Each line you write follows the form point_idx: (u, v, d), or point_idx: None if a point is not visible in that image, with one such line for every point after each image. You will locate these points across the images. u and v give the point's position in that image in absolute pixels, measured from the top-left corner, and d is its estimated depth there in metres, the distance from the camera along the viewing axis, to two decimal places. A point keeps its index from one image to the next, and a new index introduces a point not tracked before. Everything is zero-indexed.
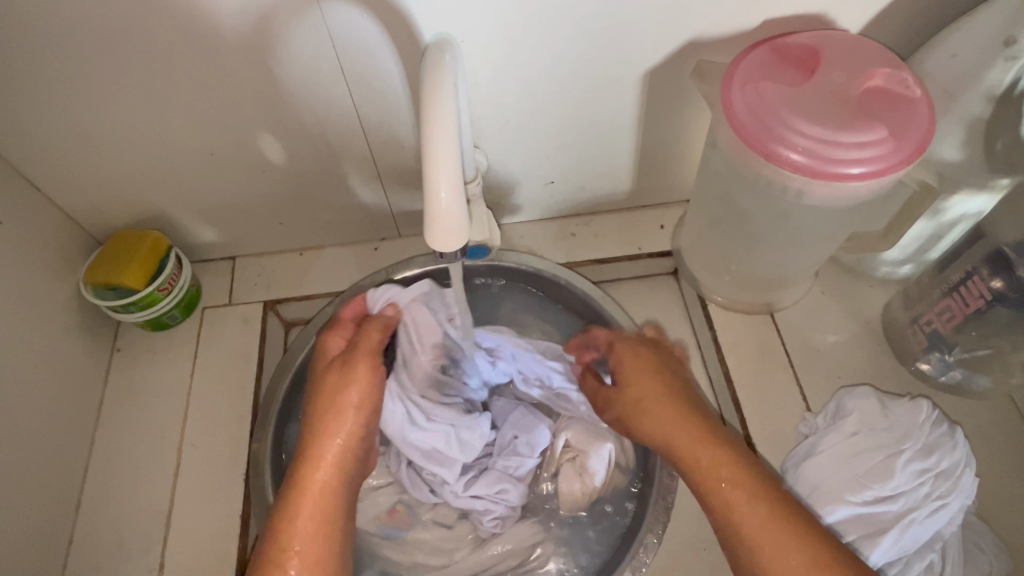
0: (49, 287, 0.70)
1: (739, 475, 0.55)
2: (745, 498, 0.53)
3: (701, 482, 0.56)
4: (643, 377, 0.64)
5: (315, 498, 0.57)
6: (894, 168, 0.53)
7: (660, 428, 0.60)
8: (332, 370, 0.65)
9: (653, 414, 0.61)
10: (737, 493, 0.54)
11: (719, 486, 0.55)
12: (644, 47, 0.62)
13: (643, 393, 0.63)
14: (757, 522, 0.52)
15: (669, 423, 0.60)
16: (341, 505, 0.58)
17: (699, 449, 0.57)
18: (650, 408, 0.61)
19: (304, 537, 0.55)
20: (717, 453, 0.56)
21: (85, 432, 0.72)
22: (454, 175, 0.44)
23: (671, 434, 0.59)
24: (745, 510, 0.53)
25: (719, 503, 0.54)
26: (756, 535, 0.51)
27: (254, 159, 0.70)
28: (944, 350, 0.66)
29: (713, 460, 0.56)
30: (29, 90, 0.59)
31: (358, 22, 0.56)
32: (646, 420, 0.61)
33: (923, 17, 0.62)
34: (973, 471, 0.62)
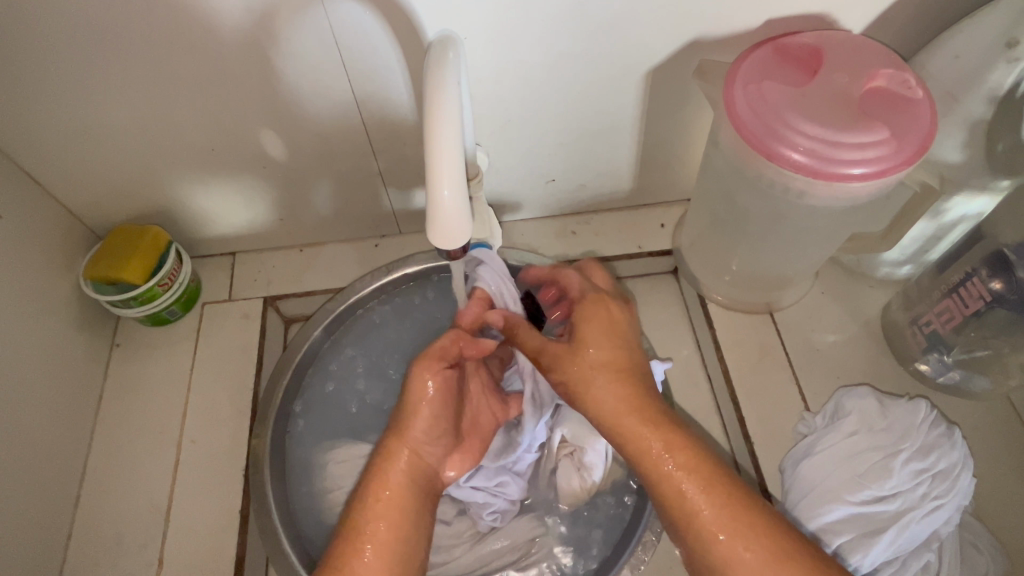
0: (49, 281, 0.70)
1: (690, 473, 0.53)
2: (704, 499, 0.52)
3: (660, 479, 0.54)
4: (603, 345, 0.57)
5: (387, 491, 0.58)
6: (894, 169, 0.53)
7: (607, 413, 0.56)
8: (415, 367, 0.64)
9: (593, 395, 0.56)
10: (694, 492, 0.52)
11: (673, 484, 0.53)
12: (646, 46, 0.62)
13: (585, 367, 0.57)
14: (726, 525, 0.50)
15: (628, 412, 0.55)
16: (416, 495, 0.59)
17: (655, 450, 0.54)
18: (596, 382, 0.56)
19: (377, 528, 0.55)
20: (675, 454, 0.53)
21: (84, 427, 0.72)
22: (457, 176, 0.44)
23: (618, 418, 0.56)
24: (703, 507, 0.51)
25: (676, 500, 0.53)
26: (713, 530, 0.51)
27: (255, 155, 0.70)
28: (942, 352, 0.67)
29: (671, 455, 0.54)
30: (28, 83, 0.59)
31: (361, 18, 0.56)
32: (590, 401, 0.57)
33: (926, 18, 0.62)
34: (970, 471, 0.63)
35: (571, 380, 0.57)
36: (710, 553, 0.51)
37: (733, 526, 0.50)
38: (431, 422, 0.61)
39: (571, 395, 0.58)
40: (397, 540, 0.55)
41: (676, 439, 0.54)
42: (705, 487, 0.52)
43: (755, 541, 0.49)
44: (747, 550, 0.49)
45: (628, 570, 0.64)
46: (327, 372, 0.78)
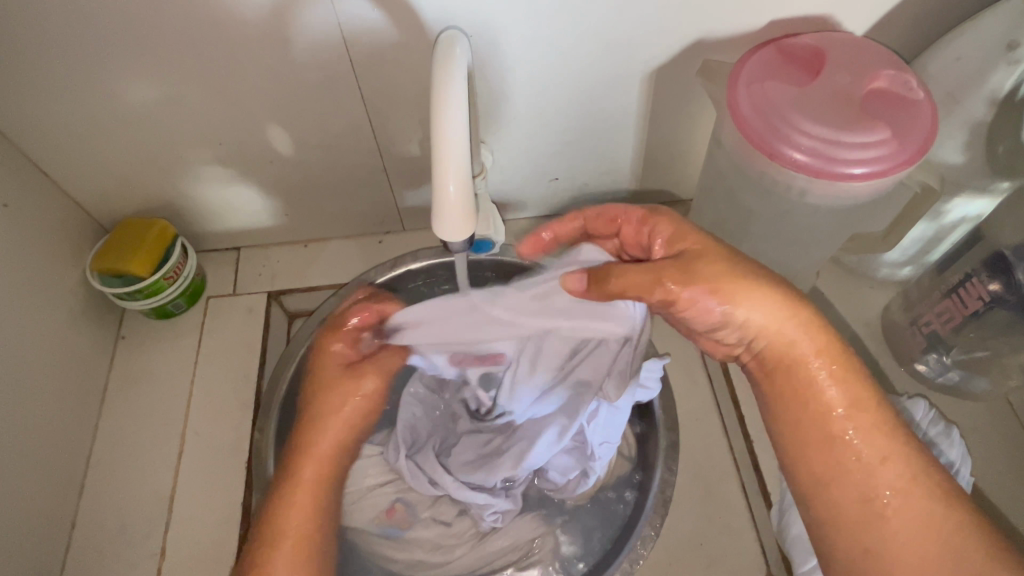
0: (56, 272, 0.71)
1: (847, 394, 0.50)
2: (863, 431, 0.50)
3: (812, 400, 0.51)
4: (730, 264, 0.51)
5: (314, 466, 0.61)
6: (895, 169, 0.53)
7: (776, 323, 0.50)
8: (337, 357, 0.66)
9: (760, 302, 0.50)
10: (858, 416, 0.50)
11: (827, 408, 0.51)
12: (651, 46, 0.63)
13: (726, 266, 0.51)
14: (885, 454, 0.49)
15: (795, 329, 0.51)
16: (330, 484, 0.62)
17: (818, 369, 0.51)
18: (755, 302, 0.50)
19: (302, 504, 0.59)
20: (834, 369, 0.51)
21: (89, 417, 0.73)
22: (463, 169, 0.45)
23: (783, 323, 0.50)
24: (867, 440, 0.50)
25: (831, 424, 0.50)
26: (870, 456, 0.50)
27: (263, 151, 0.71)
28: (941, 352, 0.67)
29: (827, 373, 0.51)
30: (41, 76, 0.60)
31: (369, 15, 0.57)
32: (757, 313, 0.50)
33: (927, 21, 0.63)
34: (968, 470, 0.62)
35: (724, 291, 0.50)
36: (867, 489, 0.49)
37: (892, 455, 0.49)
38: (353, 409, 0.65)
39: (728, 309, 0.50)
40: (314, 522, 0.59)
41: (836, 349, 0.51)
42: (866, 413, 0.50)
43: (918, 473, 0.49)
44: (898, 486, 0.49)
45: (628, 565, 0.63)
46: None
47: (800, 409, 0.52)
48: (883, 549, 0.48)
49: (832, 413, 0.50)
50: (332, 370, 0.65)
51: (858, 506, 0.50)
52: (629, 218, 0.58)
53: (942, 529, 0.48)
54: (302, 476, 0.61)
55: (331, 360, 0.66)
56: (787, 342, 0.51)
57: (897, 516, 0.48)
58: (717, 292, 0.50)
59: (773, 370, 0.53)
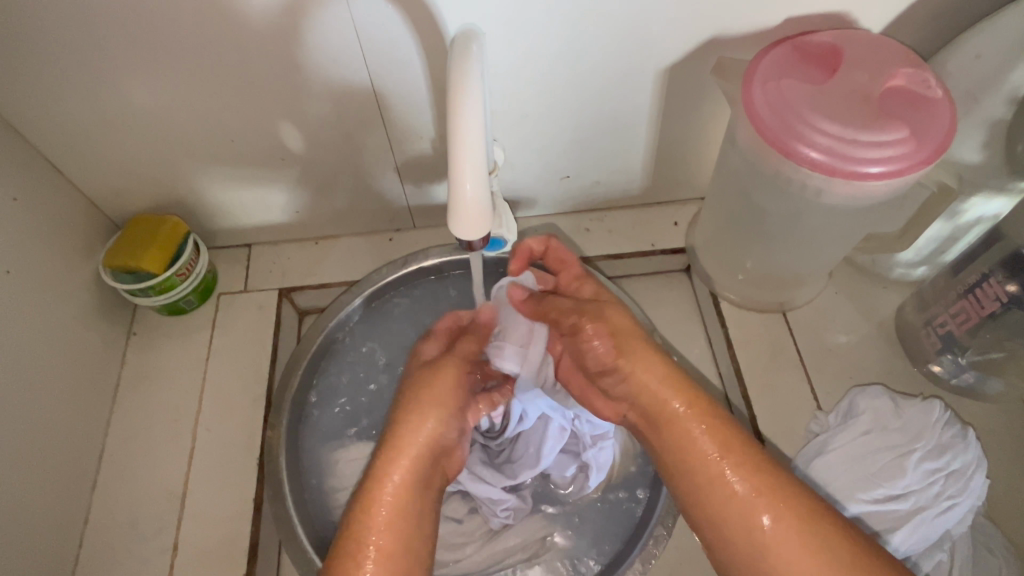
0: (68, 268, 0.71)
1: (720, 440, 0.56)
2: (741, 468, 0.55)
3: (691, 443, 0.57)
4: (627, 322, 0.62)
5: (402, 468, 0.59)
6: (913, 168, 0.53)
7: (651, 373, 0.60)
8: (426, 368, 0.64)
9: (638, 355, 0.60)
10: (731, 456, 0.55)
11: (703, 452, 0.56)
12: (665, 44, 0.62)
13: (628, 322, 0.62)
14: (759, 487, 0.54)
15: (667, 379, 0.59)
16: (417, 497, 0.59)
17: (686, 412, 0.58)
18: (643, 353, 0.60)
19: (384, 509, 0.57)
20: (700, 415, 0.58)
21: (101, 413, 0.73)
22: (480, 167, 0.45)
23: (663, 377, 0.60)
24: (741, 474, 0.54)
25: (710, 467, 0.56)
26: (745, 493, 0.54)
27: (274, 148, 0.71)
28: (956, 353, 0.66)
29: (698, 421, 0.58)
30: (55, 73, 0.60)
31: (382, 13, 0.57)
32: (636, 365, 0.60)
33: (946, 17, 0.62)
34: (984, 472, 0.62)
35: (617, 338, 0.61)
36: (744, 521, 0.53)
37: (764, 488, 0.53)
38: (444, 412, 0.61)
39: (615, 355, 0.61)
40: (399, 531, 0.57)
41: (703, 400, 0.58)
42: (735, 448, 0.56)
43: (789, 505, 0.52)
44: (769, 515, 0.52)
45: (640, 564, 0.64)
46: (343, 363, 0.79)
47: (681, 451, 0.58)
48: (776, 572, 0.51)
49: (709, 457, 0.56)
50: (436, 379, 0.63)
51: (745, 539, 0.53)
52: (572, 266, 0.69)
53: (820, 552, 0.50)
54: (386, 477, 0.58)
55: (432, 368, 0.64)
56: (665, 390, 0.59)
57: (777, 543, 0.51)
58: (611, 336, 0.61)
59: (659, 421, 0.60)
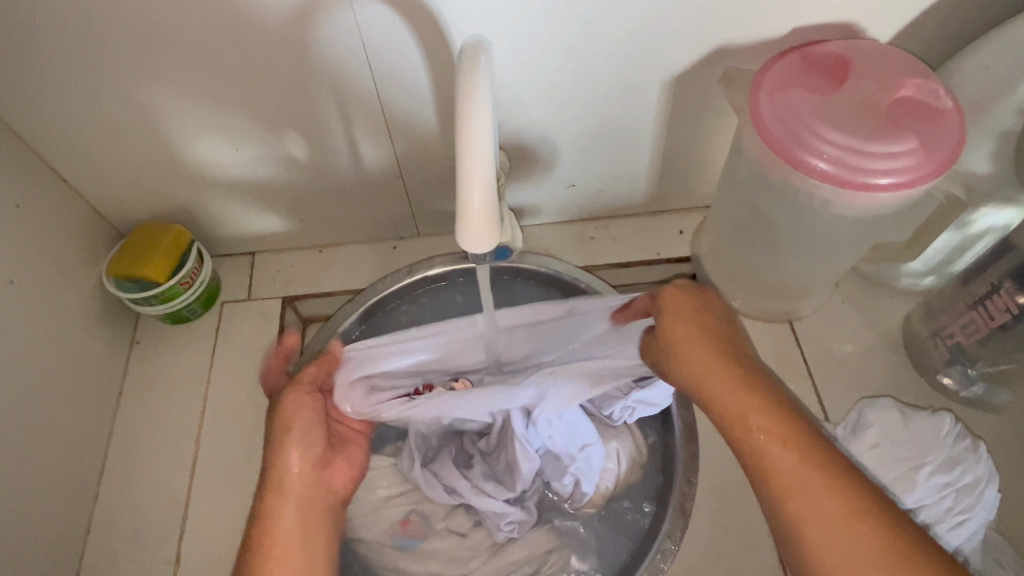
0: (71, 276, 0.71)
1: (782, 434, 0.48)
2: (800, 467, 0.47)
3: (750, 439, 0.49)
4: (687, 314, 0.55)
5: (290, 489, 0.59)
6: (922, 180, 0.52)
7: (698, 358, 0.53)
8: (295, 390, 0.63)
9: (686, 337, 0.54)
10: (775, 443, 0.48)
11: (764, 445, 0.48)
12: (671, 53, 0.62)
13: (693, 318, 0.55)
14: (802, 476, 0.46)
15: (714, 361, 0.52)
16: (312, 506, 0.60)
17: (748, 409, 0.50)
18: (690, 343, 0.54)
19: (280, 523, 0.57)
20: (761, 411, 0.49)
21: (104, 423, 0.73)
22: (488, 179, 0.44)
23: (709, 372, 0.52)
24: (805, 483, 0.46)
25: (763, 469, 0.48)
26: (807, 495, 0.46)
27: (278, 156, 0.70)
28: (965, 364, 0.66)
29: (764, 422, 0.49)
30: (60, 82, 0.60)
31: (388, 22, 0.57)
32: (689, 350, 0.54)
33: (953, 27, 0.62)
34: (995, 487, 0.60)
35: (675, 338, 0.55)
36: (789, 522, 0.46)
37: (834, 486, 0.45)
38: (304, 429, 0.62)
39: (678, 355, 0.54)
40: (304, 532, 0.58)
41: (753, 388, 0.51)
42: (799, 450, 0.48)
43: (842, 491, 0.45)
44: (828, 501, 0.45)
45: None
46: None
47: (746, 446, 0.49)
48: (815, 564, 0.45)
49: (771, 449, 0.48)
50: (302, 402, 0.62)
51: (796, 548, 0.46)
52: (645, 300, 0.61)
53: (870, 555, 0.43)
54: (280, 495, 0.58)
55: (291, 391, 0.63)
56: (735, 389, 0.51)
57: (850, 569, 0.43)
58: (672, 332, 0.55)
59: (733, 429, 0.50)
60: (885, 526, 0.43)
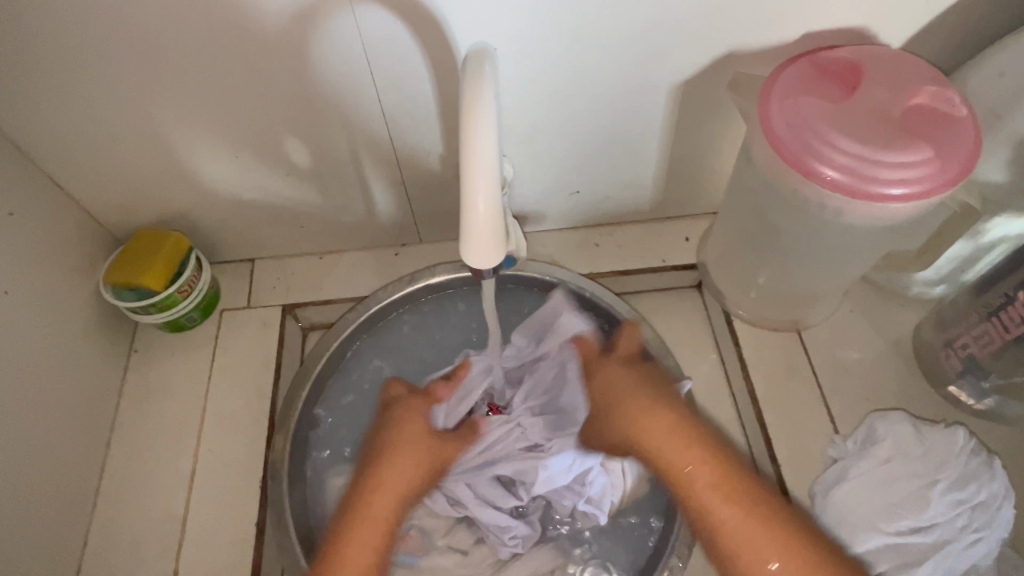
0: (69, 284, 0.70)
1: (724, 483, 0.58)
2: (735, 505, 0.57)
3: (693, 492, 0.59)
4: (623, 381, 0.66)
5: (370, 526, 0.61)
6: (938, 190, 0.51)
7: (650, 420, 0.62)
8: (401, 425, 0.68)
9: (634, 397, 0.64)
10: (718, 485, 0.58)
11: (705, 496, 0.58)
12: (679, 59, 0.61)
13: (630, 377, 0.67)
14: (741, 524, 0.56)
15: (663, 418, 0.62)
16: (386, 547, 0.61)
17: (701, 466, 0.59)
18: (637, 404, 0.64)
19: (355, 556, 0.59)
20: (710, 467, 0.59)
21: (101, 434, 0.72)
22: (493, 190, 0.43)
23: (655, 424, 0.62)
24: (727, 506, 0.57)
25: (709, 515, 0.58)
26: (732, 521, 0.57)
27: (279, 163, 0.69)
28: (979, 376, 0.64)
29: (693, 461, 0.60)
30: (56, 89, 0.59)
31: (391, 29, 0.56)
32: (628, 409, 0.64)
33: (967, 32, 0.60)
34: (1011, 504, 0.59)
35: (614, 395, 0.66)
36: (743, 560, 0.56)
37: (765, 516, 0.56)
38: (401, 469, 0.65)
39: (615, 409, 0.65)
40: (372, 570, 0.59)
41: (692, 431, 0.62)
42: (716, 477, 0.59)
43: (773, 525, 0.56)
44: (771, 536, 0.55)
45: None
46: (347, 381, 0.77)
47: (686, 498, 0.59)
48: None
49: (715, 493, 0.58)
50: (409, 433, 0.67)
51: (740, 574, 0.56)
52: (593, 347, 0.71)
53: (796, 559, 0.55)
54: (355, 532, 0.61)
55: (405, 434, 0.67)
56: (676, 444, 0.61)
57: None
58: (613, 392, 0.66)
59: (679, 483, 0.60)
60: (804, 544, 0.55)
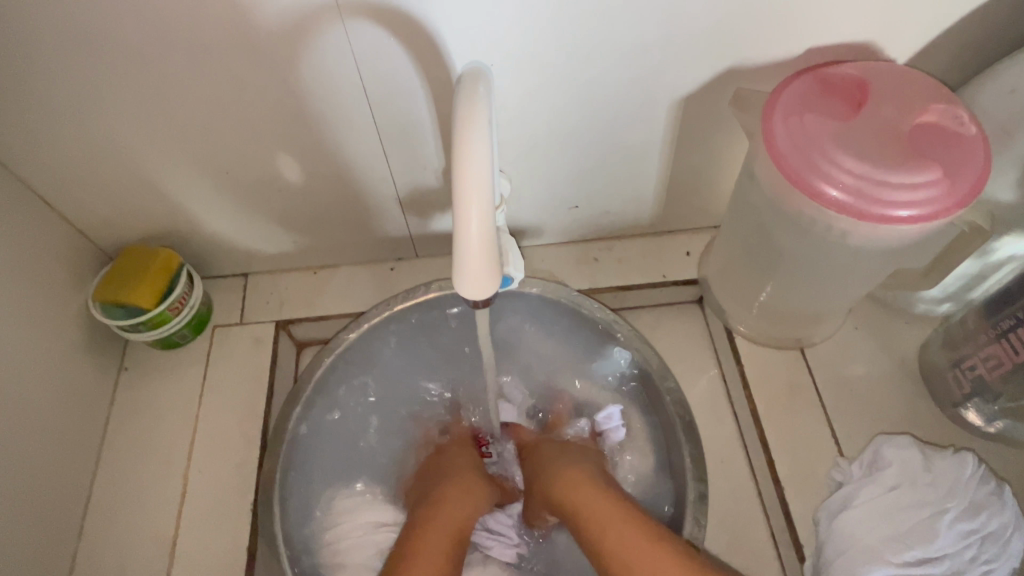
0: (57, 303, 0.68)
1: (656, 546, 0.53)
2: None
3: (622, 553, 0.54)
4: (549, 451, 0.70)
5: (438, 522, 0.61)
6: (947, 212, 0.50)
7: (570, 482, 0.62)
8: (458, 449, 0.74)
9: (553, 462, 0.67)
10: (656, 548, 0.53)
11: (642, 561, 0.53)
12: (680, 75, 0.60)
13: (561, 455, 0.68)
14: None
15: (589, 488, 0.61)
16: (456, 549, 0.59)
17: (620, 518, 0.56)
18: (555, 466, 0.66)
19: (430, 545, 0.58)
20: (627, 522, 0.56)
21: (89, 455, 0.70)
22: (487, 215, 0.42)
23: (584, 494, 0.60)
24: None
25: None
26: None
27: (271, 179, 0.68)
28: (987, 398, 0.63)
29: (610, 513, 0.57)
30: (42, 106, 0.58)
31: (384, 45, 0.54)
32: (567, 481, 0.63)
33: (975, 46, 0.59)
34: (1021, 534, 0.58)
35: (538, 464, 0.68)
36: None
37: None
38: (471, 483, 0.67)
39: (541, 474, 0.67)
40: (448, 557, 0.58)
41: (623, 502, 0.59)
42: (629, 527, 0.55)
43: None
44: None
45: None
46: (336, 400, 0.75)
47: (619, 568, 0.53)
48: None
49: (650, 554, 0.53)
50: (465, 460, 0.71)
51: None
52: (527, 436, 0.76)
53: None
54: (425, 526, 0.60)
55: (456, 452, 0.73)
56: (598, 497, 0.59)
57: None
58: (537, 463, 0.69)
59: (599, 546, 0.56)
60: None
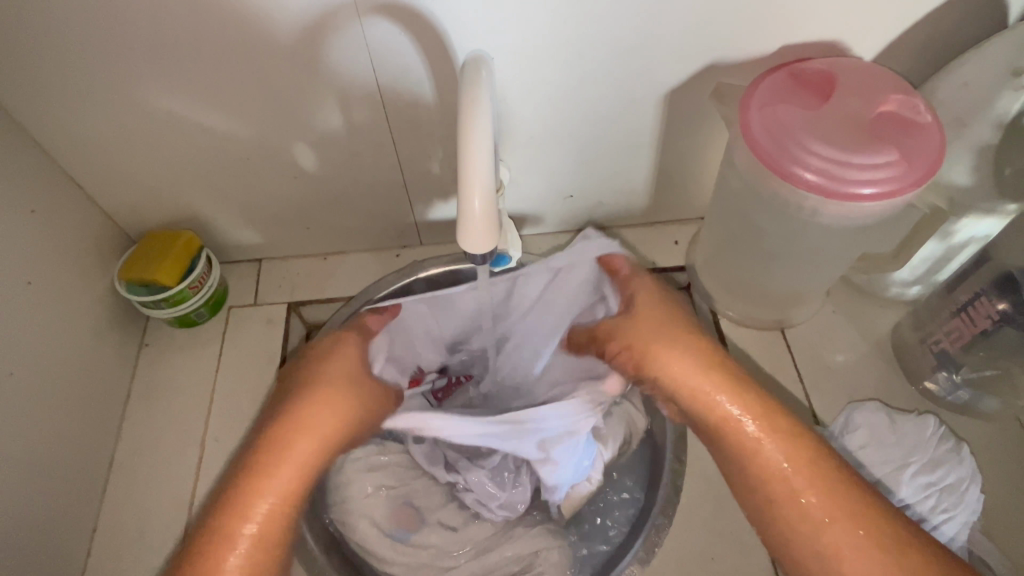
0: (85, 280, 0.73)
1: (782, 447, 0.59)
2: (797, 472, 0.58)
3: (750, 454, 0.60)
4: (649, 316, 0.66)
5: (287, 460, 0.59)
6: (906, 189, 0.55)
7: (688, 375, 0.63)
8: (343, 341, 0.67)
9: (667, 359, 0.63)
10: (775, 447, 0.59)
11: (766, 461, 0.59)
12: (665, 70, 0.65)
13: (659, 332, 0.65)
14: (805, 488, 0.58)
15: (701, 378, 0.62)
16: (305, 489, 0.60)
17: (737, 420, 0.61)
18: (666, 356, 0.64)
19: (276, 486, 0.58)
20: (755, 417, 0.60)
21: (111, 424, 0.74)
22: (489, 187, 0.46)
23: (701, 384, 0.62)
24: (796, 475, 0.58)
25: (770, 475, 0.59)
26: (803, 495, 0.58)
27: (287, 166, 0.73)
28: (951, 370, 0.68)
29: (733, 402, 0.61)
30: (80, 93, 0.63)
31: (395, 38, 0.60)
32: (677, 371, 0.63)
33: (934, 47, 0.65)
34: (978, 486, 0.64)
35: (641, 349, 0.65)
36: (807, 528, 0.57)
37: (824, 485, 0.57)
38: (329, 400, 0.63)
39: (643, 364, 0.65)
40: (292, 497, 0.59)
41: (748, 396, 0.61)
42: (824, 492, 0.57)
43: (825, 484, 0.57)
44: (818, 481, 0.58)
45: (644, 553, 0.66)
46: None
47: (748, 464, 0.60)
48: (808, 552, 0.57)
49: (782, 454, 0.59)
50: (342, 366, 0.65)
51: (802, 531, 0.57)
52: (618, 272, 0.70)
53: (880, 546, 0.54)
54: (277, 458, 0.59)
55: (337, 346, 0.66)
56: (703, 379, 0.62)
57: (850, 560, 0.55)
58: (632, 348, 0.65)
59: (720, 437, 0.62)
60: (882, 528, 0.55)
